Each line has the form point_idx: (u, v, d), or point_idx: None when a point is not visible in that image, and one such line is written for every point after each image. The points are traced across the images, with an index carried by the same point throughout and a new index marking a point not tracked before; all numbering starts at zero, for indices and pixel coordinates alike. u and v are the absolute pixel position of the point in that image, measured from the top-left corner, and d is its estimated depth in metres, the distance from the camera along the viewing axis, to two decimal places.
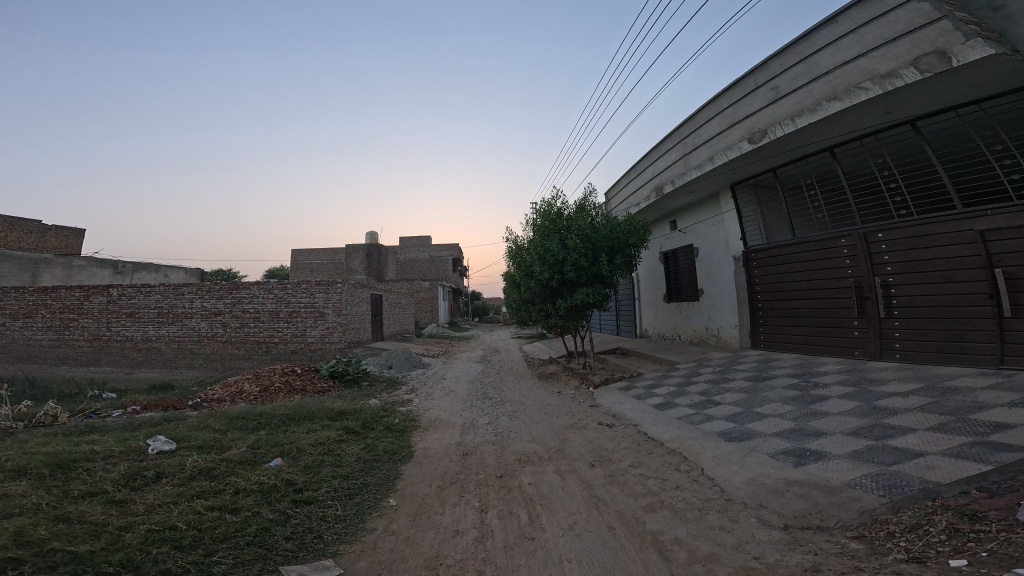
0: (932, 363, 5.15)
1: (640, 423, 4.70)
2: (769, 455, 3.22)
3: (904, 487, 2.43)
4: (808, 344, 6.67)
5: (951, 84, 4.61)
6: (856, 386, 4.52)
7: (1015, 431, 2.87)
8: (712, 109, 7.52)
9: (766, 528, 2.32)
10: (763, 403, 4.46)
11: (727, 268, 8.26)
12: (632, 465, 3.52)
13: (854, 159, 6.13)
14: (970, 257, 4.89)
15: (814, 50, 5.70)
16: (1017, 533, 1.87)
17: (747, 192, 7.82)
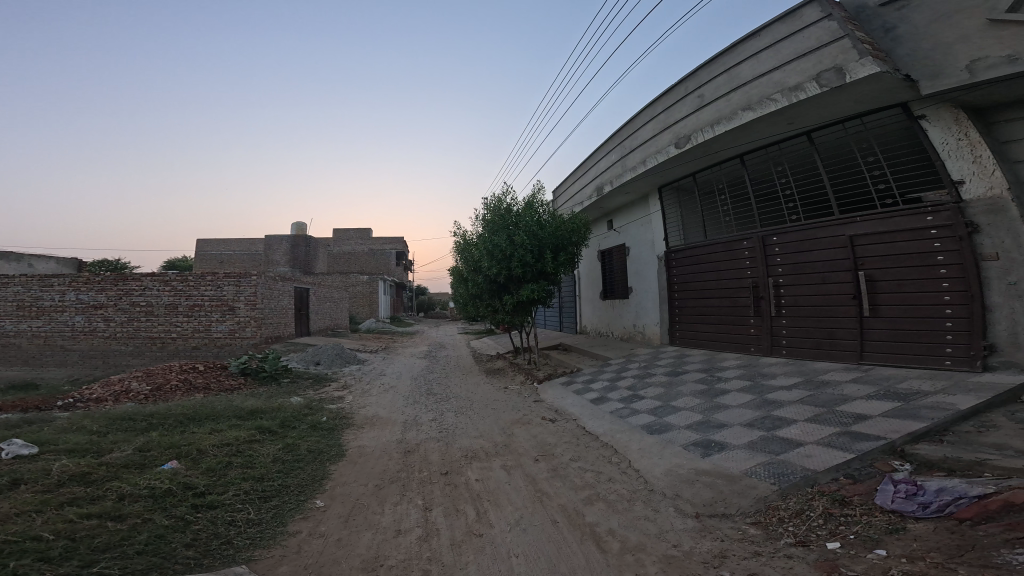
0: (809, 357, 5.97)
1: (579, 418, 4.96)
2: (682, 446, 3.59)
3: (789, 475, 2.85)
4: (714, 339, 7.46)
5: (842, 99, 5.21)
6: (751, 380, 5.21)
7: (869, 421, 3.50)
8: (647, 113, 8.02)
9: (682, 517, 2.61)
10: (678, 397, 4.95)
11: (653, 268, 8.92)
12: (572, 459, 3.73)
13: (760, 166, 6.84)
14: (841, 259, 5.63)
15: (738, 61, 6.24)
16: (874, 517, 2.32)
17: (671, 195, 8.50)
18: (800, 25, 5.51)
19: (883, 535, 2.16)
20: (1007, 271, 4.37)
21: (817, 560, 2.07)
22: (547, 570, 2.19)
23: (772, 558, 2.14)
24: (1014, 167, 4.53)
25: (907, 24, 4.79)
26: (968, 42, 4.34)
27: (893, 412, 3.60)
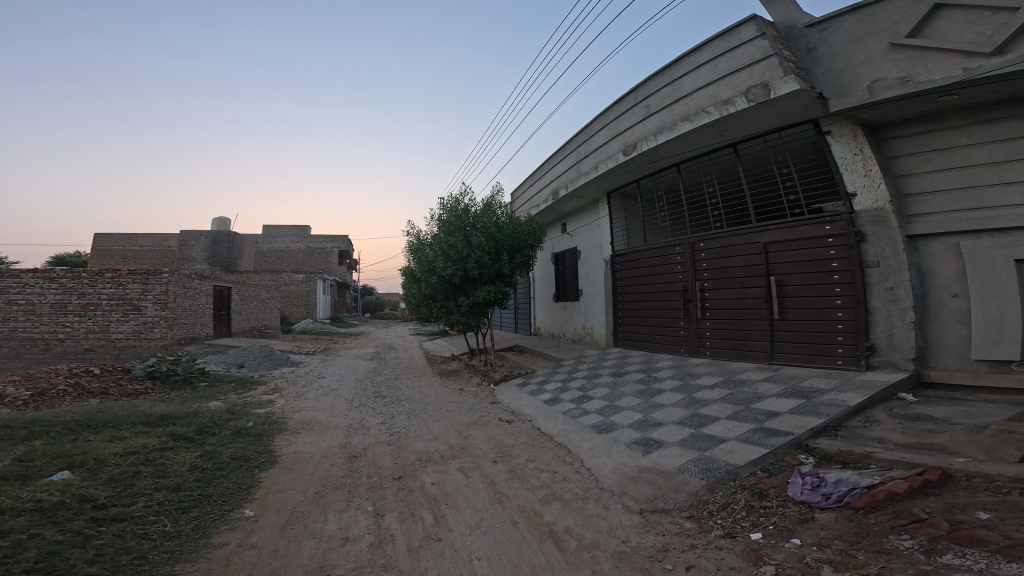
0: (728, 357, 6.44)
1: (535, 419, 5.09)
2: (627, 444, 3.83)
3: (715, 470, 3.17)
4: (650, 341, 7.91)
5: (766, 114, 5.61)
6: (682, 380, 5.66)
7: (778, 417, 3.97)
8: (602, 120, 8.32)
9: (629, 513, 2.80)
10: (622, 397, 5.26)
11: (601, 271, 9.36)
12: (529, 459, 3.83)
13: (693, 175, 7.26)
14: (757, 265, 6.13)
15: (681, 73, 6.53)
16: (787, 508, 2.66)
17: (618, 201, 8.93)
18: (735, 43, 5.81)
19: (796, 525, 2.49)
20: (886, 276, 4.98)
21: (744, 551, 2.33)
22: (508, 571, 2.26)
23: (706, 549, 2.38)
24: (895, 182, 5.12)
25: (825, 45, 5.18)
26: (870, 64, 4.84)
27: (798, 409, 4.10)
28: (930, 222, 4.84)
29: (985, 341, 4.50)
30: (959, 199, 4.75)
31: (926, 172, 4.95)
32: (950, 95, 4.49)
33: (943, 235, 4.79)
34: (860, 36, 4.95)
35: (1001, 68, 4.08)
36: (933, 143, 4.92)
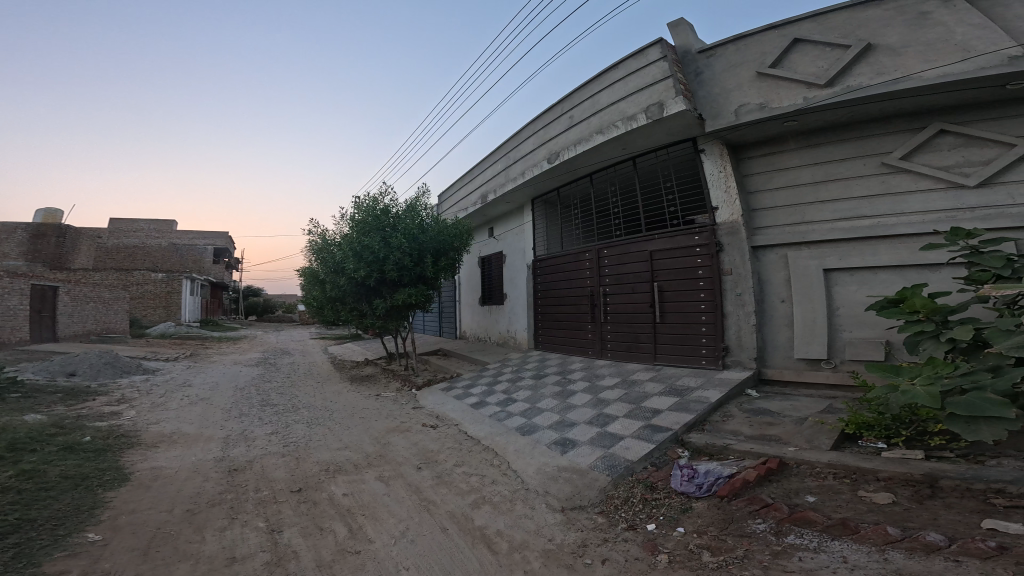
0: (622, 358, 6.88)
1: (460, 422, 5.08)
2: (547, 445, 4.00)
3: (617, 466, 3.46)
4: (565, 344, 8.33)
5: (659, 132, 6.00)
6: (589, 380, 5.97)
7: (661, 415, 4.40)
8: (532, 128, 8.50)
9: (552, 512, 2.95)
10: (541, 399, 5.45)
11: (524, 276, 9.72)
12: (456, 464, 3.82)
13: (603, 186, 7.66)
14: (645, 272, 6.60)
15: (598, 89, 6.75)
16: (674, 498, 3.06)
17: (542, 208, 9.31)
18: (643, 63, 6.04)
19: (679, 514, 2.88)
20: (737, 283, 5.59)
21: (643, 541, 2.61)
22: None
23: (614, 541, 2.62)
24: (746, 197, 5.74)
25: (709, 71, 5.72)
26: (741, 90, 5.43)
27: (675, 406, 4.60)
28: (768, 235, 5.50)
29: (804, 342, 5.20)
30: (790, 215, 5.46)
31: (768, 189, 5.62)
32: (786, 121, 5.14)
33: (777, 246, 5.47)
34: (733, 62, 5.55)
35: (823, 101, 4.78)
36: (774, 164, 5.59)
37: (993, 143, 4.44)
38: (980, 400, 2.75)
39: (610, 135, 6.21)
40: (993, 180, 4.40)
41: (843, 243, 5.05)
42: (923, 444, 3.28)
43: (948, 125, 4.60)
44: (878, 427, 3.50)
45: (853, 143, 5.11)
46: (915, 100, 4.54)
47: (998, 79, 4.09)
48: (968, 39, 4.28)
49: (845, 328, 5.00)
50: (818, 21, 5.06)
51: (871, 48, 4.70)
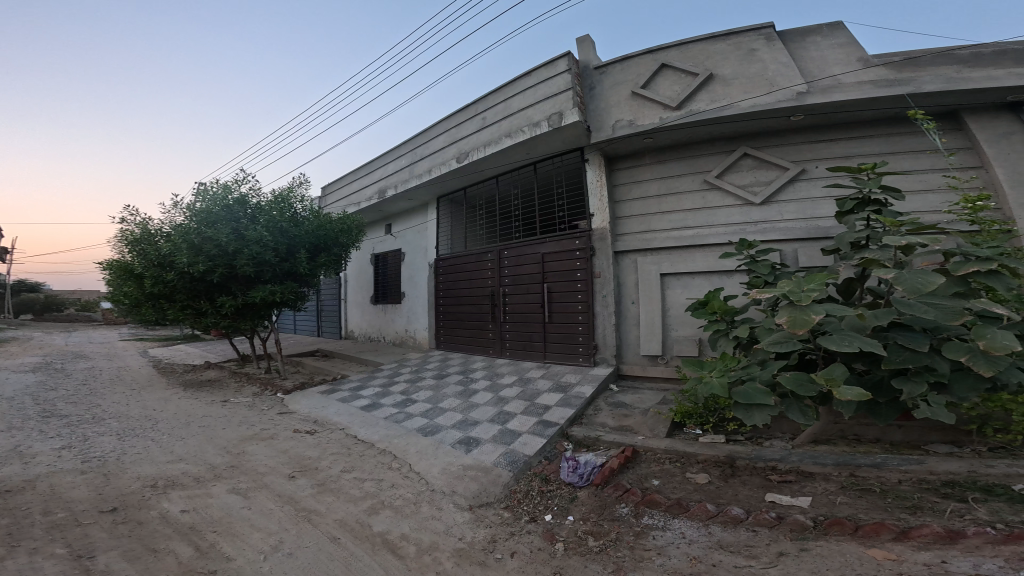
0: (517, 357, 7.02)
1: (347, 427, 4.58)
2: (452, 444, 3.79)
3: (516, 460, 3.42)
4: (465, 343, 8.26)
5: (557, 140, 6.17)
6: (493, 378, 5.93)
7: (553, 411, 4.39)
8: (441, 126, 8.27)
9: (459, 511, 2.79)
10: (444, 399, 5.21)
11: (425, 275, 9.44)
12: (344, 470, 3.43)
13: (508, 189, 7.81)
14: (537, 273, 6.78)
15: (510, 94, 6.78)
16: (565, 488, 3.11)
17: (447, 207, 9.18)
18: (551, 74, 6.16)
19: (568, 502, 2.94)
20: (604, 286, 5.92)
21: (543, 531, 2.60)
22: None
23: (520, 534, 2.57)
24: (610, 205, 6.10)
25: (600, 86, 5.97)
26: (619, 106, 5.72)
27: (559, 402, 4.63)
28: (626, 242, 5.88)
29: (645, 340, 5.59)
30: (641, 224, 5.92)
31: (627, 199, 6.07)
32: (644, 136, 5.55)
33: (630, 252, 5.86)
34: (617, 80, 5.85)
35: (673, 121, 5.25)
36: (634, 176, 6.06)
37: (776, 167, 5.25)
38: (750, 388, 3.26)
39: (518, 139, 6.29)
40: (774, 198, 5.20)
41: (675, 250, 5.54)
42: (723, 429, 3.95)
43: (750, 149, 5.36)
44: (696, 415, 4.04)
45: (688, 160, 5.71)
46: (731, 124, 5.19)
47: (783, 110, 4.86)
48: (772, 75, 5.00)
49: (673, 328, 5.48)
50: (681, 50, 5.51)
51: (712, 77, 5.26)
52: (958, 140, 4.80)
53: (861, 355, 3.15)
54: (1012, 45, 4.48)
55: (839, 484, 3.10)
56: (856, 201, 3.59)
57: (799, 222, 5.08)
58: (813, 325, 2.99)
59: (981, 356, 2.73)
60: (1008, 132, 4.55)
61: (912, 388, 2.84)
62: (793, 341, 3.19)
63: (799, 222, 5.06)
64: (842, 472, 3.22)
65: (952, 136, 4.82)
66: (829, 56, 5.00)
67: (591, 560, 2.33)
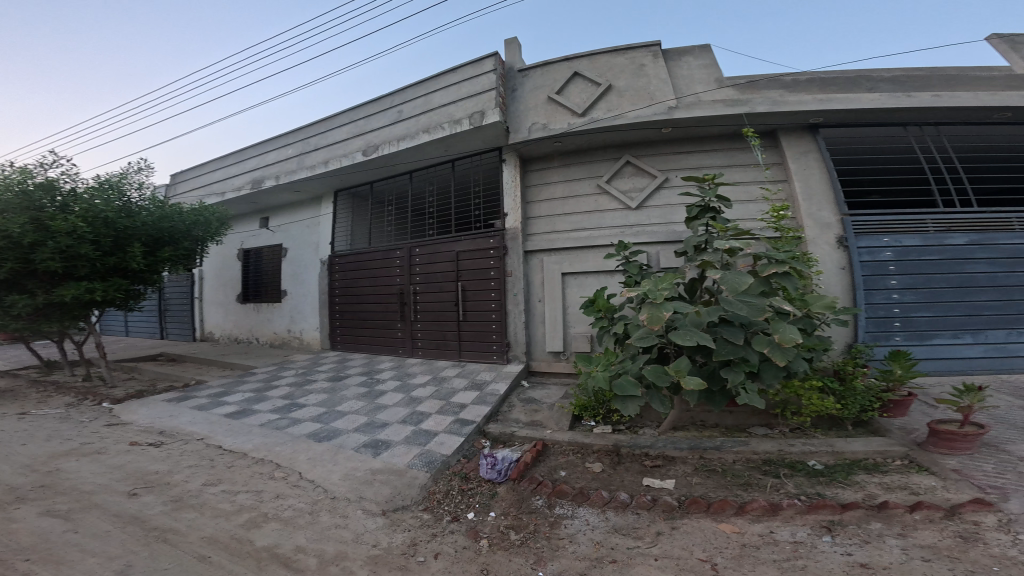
0: (430, 355, 6.69)
1: (208, 436, 3.74)
2: (354, 449, 3.34)
3: (434, 461, 3.15)
4: (368, 343, 7.62)
5: (478, 138, 5.96)
6: (401, 379, 5.45)
7: (470, 409, 4.22)
8: (343, 117, 7.60)
9: (370, 517, 2.46)
10: (343, 402, 4.62)
11: (316, 274, 8.66)
12: (210, 483, 2.79)
13: (420, 185, 7.48)
14: (451, 272, 6.53)
15: (433, 90, 6.45)
16: (485, 486, 2.95)
17: (346, 202, 8.48)
18: (477, 72, 5.96)
19: (490, 500, 2.79)
20: (514, 285, 5.81)
21: (467, 530, 2.43)
22: None
23: (442, 535, 2.35)
24: (523, 205, 5.90)
25: (521, 89, 5.74)
26: (536, 110, 5.58)
27: (475, 400, 4.49)
28: (537, 241, 5.76)
29: (550, 335, 5.63)
30: (547, 224, 5.81)
31: (536, 200, 5.92)
32: (555, 140, 5.46)
33: (538, 251, 5.76)
34: (537, 84, 5.65)
35: (578, 128, 5.21)
36: (544, 177, 5.92)
37: (646, 174, 5.44)
38: (624, 379, 3.62)
39: (437, 136, 6.04)
40: (646, 203, 5.36)
41: (573, 250, 5.54)
42: (610, 420, 4.08)
43: (632, 157, 5.48)
44: (590, 408, 4.12)
45: (584, 164, 5.69)
46: (620, 133, 5.24)
47: (656, 123, 4.99)
48: (652, 90, 5.10)
49: (572, 324, 5.57)
50: (592, 60, 5.45)
51: (611, 89, 5.27)
52: (772, 156, 5.24)
53: (699, 348, 3.67)
54: (819, 75, 4.99)
55: (693, 466, 3.42)
56: (701, 208, 3.88)
57: (662, 226, 5.28)
58: (664, 321, 3.48)
59: (776, 348, 3.37)
60: (805, 151, 5.08)
61: (735, 377, 3.45)
62: (652, 336, 3.64)
63: (662, 228, 5.25)
64: (695, 456, 3.54)
65: (770, 153, 5.25)
66: (696, 75, 5.16)
67: (514, 554, 2.24)
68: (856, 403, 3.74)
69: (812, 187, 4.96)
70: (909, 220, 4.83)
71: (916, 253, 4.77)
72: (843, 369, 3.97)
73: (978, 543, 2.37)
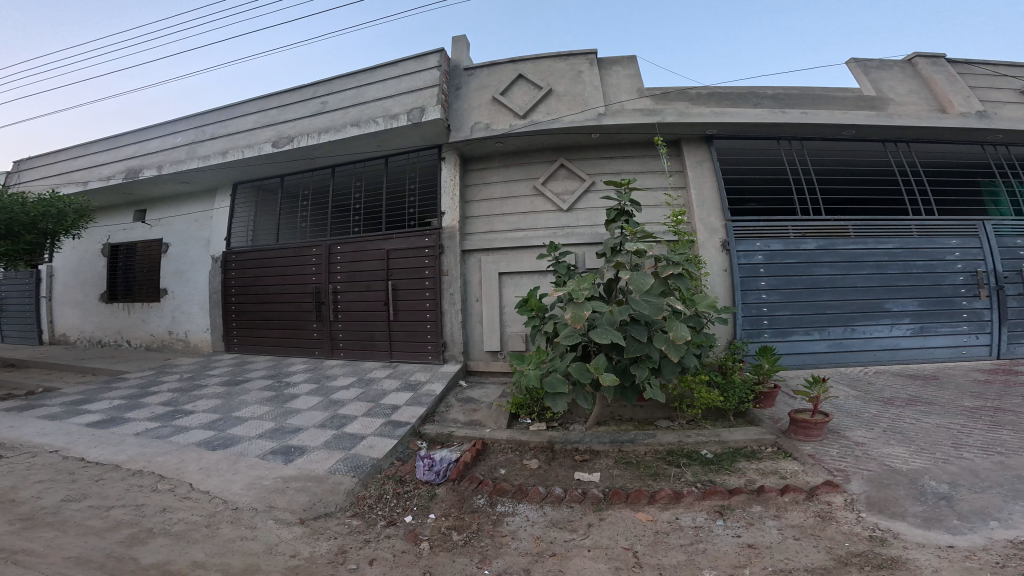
0: (356, 356, 6.22)
1: (62, 448, 3.04)
2: (259, 456, 2.95)
3: (363, 465, 2.91)
4: (278, 344, 6.86)
5: (416, 135, 5.74)
6: (317, 381, 4.87)
7: (402, 410, 3.95)
8: (250, 106, 6.89)
9: (286, 527, 2.24)
10: (242, 407, 3.93)
11: (205, 272, 7.56)
12: (70, 499, 2.37)
13: (344, 181, 6.96)
14: (378, 271, 6.14)
15: (367, 83, 6.10)
16: (422, 488, 2.80)
17: (250, 194, 7.60)
18: (421, 67, 5.77)
19: (427, 502, 2.65)
20: (451, 284, 5.62)
21: (406, 533, 2.31)
22: None
23: (378, 541, 2.22)
24: (461, 204, 5.81)
25: (467, 87, 5.72)
26: (479, 109, 5.55)
27: (409, 401, 4.20)
28: (473, 241, 5.67)
29: (488, 334, 5.53)
30: (485, 224, 5.76)
31: (475, 199, 5.85)
32: (496, 141, 5.47)
33: (475, 250, 5.66)
34: (482, 84, 5.65)
35: (518, 130, 5.25)
36: (484, 177, 5.89)
37: (576, 178, 5.56)
38: (554, 378, 3.68)
39: (369, 130, 5.69)
40: (576, 206, 5.49)
41: (510, 250, 5.51)
42: (545, 417, 4.06)
43: (566, 160, 5.59)
44: (526, 406, 4.07)
45: (523, 166, 5.74)
46: (556, 137, 5.35)
47: (586, 128, 5.15)
48: (586, 96, 5.25)
49: (509, 324, 5.52)
50: (536, 64, 5.56)
51: (551, 93, 5.39)
52: (677, 164, 5.53)
53: (613, 346, 3.92)
54: (716, 90, 5.28)
55: (614, 459, 3.48)
56: (617, 211, 4.14)
57: (588, 229, 5.44)
58: (585, 319, 3.68)
59: (671, 344, 3.69)
60: (701, 161, 5.41)
61: (641, 373, 3.75)
62: (577, 334, 3.79)
63: (588, 230, 5.42)
64: (615, 449, 3.60)
65: (672, 160, 5.54)
66: (622, 84, 5.33)
67: (459, 554, 2.16)
68: (735, 395, 4.05)
69: (704, 193, 5.33)
70: (775, 227, 5.30)
71: (780, 256, 5.25)
72: (725, 364, 4.30)
73: (833, 521, 2.53)
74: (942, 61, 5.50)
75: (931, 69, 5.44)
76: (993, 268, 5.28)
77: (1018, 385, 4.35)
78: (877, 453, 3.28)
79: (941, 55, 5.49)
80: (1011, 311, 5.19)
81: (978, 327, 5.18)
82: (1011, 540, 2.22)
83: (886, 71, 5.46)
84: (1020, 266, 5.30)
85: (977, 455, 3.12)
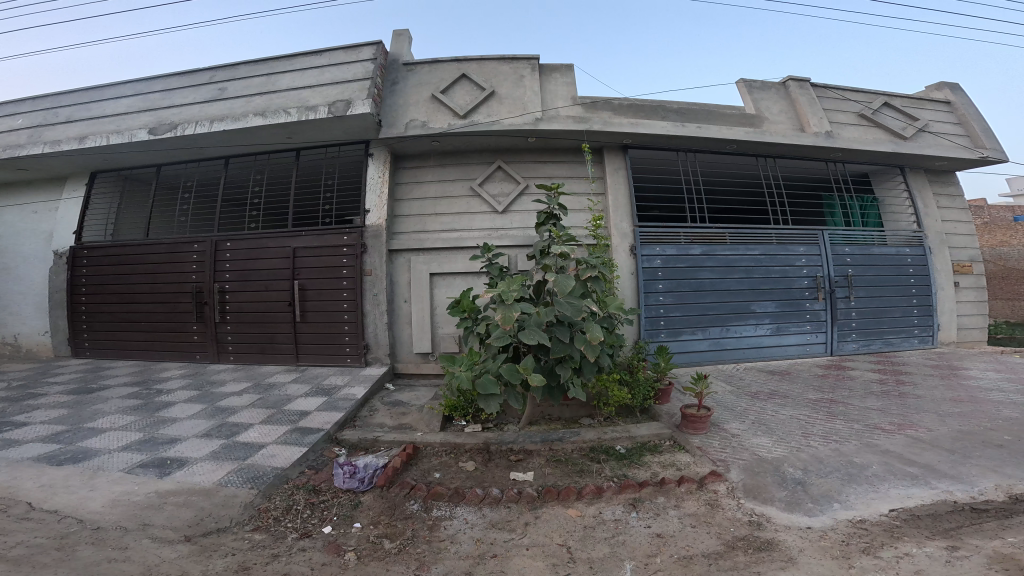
0: (252, 362, 5.45)
1: None
2: (123, 470, 2.52)
3: (264, 476, 2.53)
4: (147, 351, 5.75)
5: (336, 129, 5.33)
6: (200, 388, 4.11)
7: (312, 416, 3.49)
8: (123, 87, 5.82)
9: (168, 545, 1.94)
10: (95, 417, 3.33)
11: (44, 269, 6.11)
12: None
13: (241, 172, 6.13)
14: (282, 270, 5.47)
15: (282, 71, 5.58)
16: (342, 496, 2.53)
17: (112, 183, 6.27)
18: (350, 60, 5.48)
19: (351, 510, 2.40)
20: (374, 284, 5.24)
21: (325, 545, 2.09)
22: None
23: (289, 555, 1.98)
24: (389, 202, 5.53)
25: (404, 83, 5.58)
26: (416, 106, 5.43)
27: (322, 406, 3.73)
28: (402, 241, 5.39)
29: (417, 336, 5.25)
30: (415, 224, 5.55)
31: (405, 199, 5.64)
32: (432, 139, 5.38)
33: (404, 251, 5.39)
34: (421, 80, 5.56)
35: (457, 129, 5.24)
36: (416, 177, 5.71)
37: (511, 181, 5.69)
38: (486, 379, 3.59)
39: (278, 120, 5.11)
40: (511, 209, 5.59)
41: (442, 251, 5.36)
42: (480, 419, 3.93)
43: (503, 163, 5.69)
44: (460, 409, 3.89)
45: (458, 166, 5.71)
46: (494, 138, 5.44)
47: (524, 132, 5.33)
48: (526, 101, 5.46)
49: (439, 325, 5.30)
50: (479, 65, 5.64)
51: (493, 95, 5.51)
52: (598, 170, 5.96)
53: (541, 347, 3.97)
54: (635, 102, 5.81)
55: (546, 457, 3.45)
56: (546, 215, 4.27)
57: (521, 230, 5.55)
58: (515, 319, 3.68)
59: (590, 345, 3.84)
60: (617, 168, 5.90)
61: (566, 373, 3.82)
62: (508, 334, 3.75)
63: (521, 232, 5.53)
64: (547, 448, 3.57)
65: (595, 166, 5.95)
66: (559, 91, 5.62)
67: (392, 563, 2.01)
68: (639, 392, 4.33)
69: (620, 201, 5.83)
70: (671, 233, 5.96)
71: (675, 261, 5.91)
72: (632, 362, 4.61)
73: (720, 508, 2.77)
74: (808, 85, 6.52)
75: (799, 92, 6.45)
76: (829, 273, 6.46)
77: (845, 378, 5.42)
78: (747, 444, 3.67)
79: (807, 80, 6.52)
80: (840, 312, 6.44)
81: (817, 326, 6.36)
82: (851, 520, 2.60)
83: (766, 92, 6.41)
84: (847, 272, 6.53)
85: (820, 443, 3.64)
